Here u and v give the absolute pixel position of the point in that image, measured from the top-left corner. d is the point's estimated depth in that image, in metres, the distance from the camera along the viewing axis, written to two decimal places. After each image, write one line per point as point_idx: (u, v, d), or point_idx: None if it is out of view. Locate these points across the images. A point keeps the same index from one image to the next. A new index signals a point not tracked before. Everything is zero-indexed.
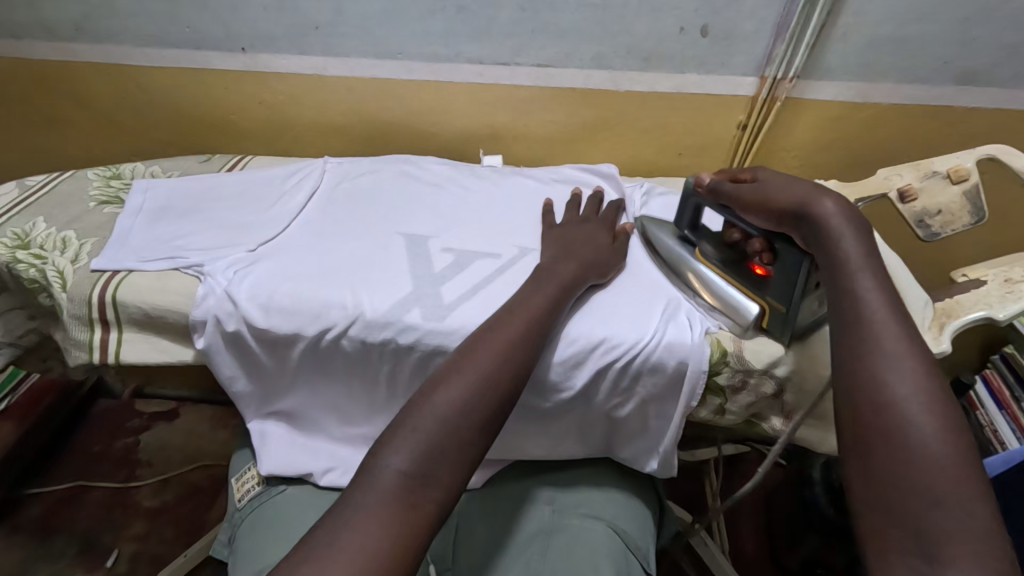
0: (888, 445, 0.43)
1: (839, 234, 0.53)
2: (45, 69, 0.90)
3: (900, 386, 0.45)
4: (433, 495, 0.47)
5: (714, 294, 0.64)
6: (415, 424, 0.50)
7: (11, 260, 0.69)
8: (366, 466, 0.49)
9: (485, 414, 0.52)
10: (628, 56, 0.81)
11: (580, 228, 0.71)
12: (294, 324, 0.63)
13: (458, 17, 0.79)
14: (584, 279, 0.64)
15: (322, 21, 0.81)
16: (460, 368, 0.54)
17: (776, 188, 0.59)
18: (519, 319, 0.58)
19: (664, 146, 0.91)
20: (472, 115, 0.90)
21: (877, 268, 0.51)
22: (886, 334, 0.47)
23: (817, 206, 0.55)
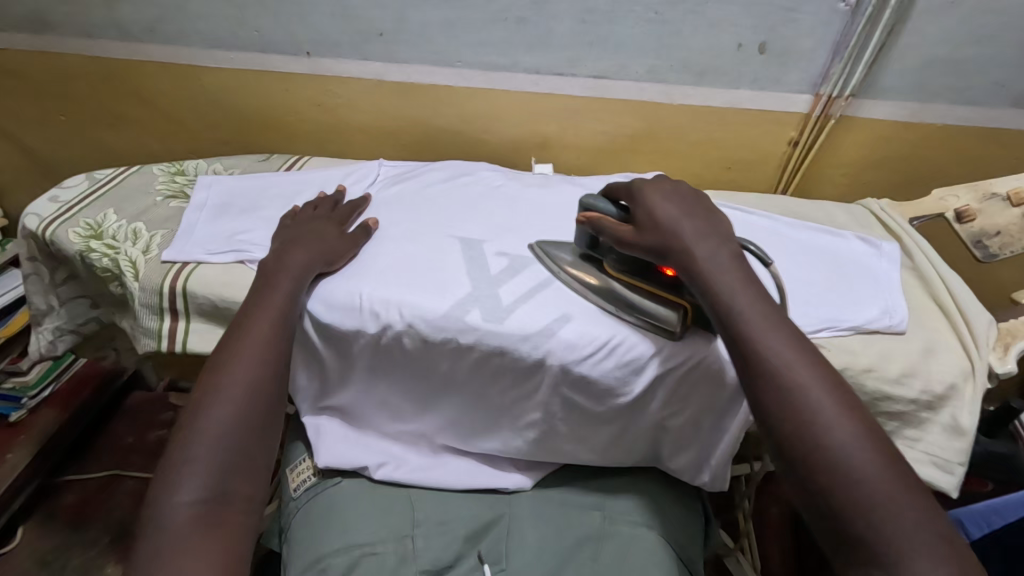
0: (823, 469, 0.43)
1: (714, 268, 0.54)
2: (114, 66, 0.93)
3: (819, 402, 0.45)
4: (238, 506, 0.50)
5: (635, 306, 0.62)
6: (189, 456, 0.51)
7: (86, 250, 0.72)
8: (152, 508, 0.48)
9: (247, 426, 0.54)
10: (682, 71, 0.82)
11: (310, 225, 0.72)
12: (356, 320, 0.64)
13: (517, 28, 0.81)
14: (313, 265, 0.66)
15: (386, 28, 0.83)
16: (221, 387, 0.55)
17: (653, 232, 0.58)
18: (263, 322, 0.60)
19: (714, 159, 0.91)
20: (524, 124, 0.91)
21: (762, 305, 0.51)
22: (772, 352, 0.48)
23: (690, 250, 0.55)
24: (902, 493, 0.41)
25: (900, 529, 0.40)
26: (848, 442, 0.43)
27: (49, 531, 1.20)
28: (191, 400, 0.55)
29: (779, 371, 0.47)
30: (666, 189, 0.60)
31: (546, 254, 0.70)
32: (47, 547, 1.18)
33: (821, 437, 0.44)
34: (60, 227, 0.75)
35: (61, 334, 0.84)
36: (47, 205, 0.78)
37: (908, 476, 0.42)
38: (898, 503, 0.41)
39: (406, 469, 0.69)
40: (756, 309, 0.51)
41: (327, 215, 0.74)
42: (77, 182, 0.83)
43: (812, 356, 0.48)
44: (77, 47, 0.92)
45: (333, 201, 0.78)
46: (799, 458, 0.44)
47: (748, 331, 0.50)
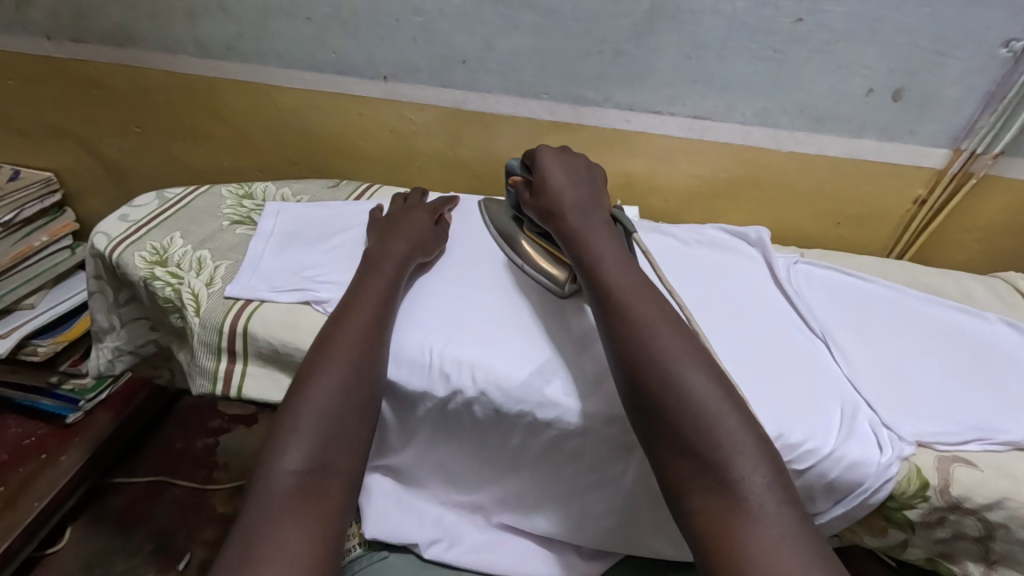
0: (671, 398, 0.47)
1: (588, 232, 0.61)
2: (191, 81, 0.91)
3: (669, 340, 0.50)
4: (337, 484, 0.49)
5: (537, 262, 0.67)
6: (296, 422, 0.50)
7: (149, 277, 0.69)
8: (259, 472, 0.48)
9: (357, 402, 0.53)
10: (797, 116, 0.73)
11: (403, 215, 0.73)
12: (425, 382, 0.58)
13: (614, 61, 0.74)
14: (411, 254, 0.66)
15: (470, 56, 0.78)
16: (329, 358, 0.55)
17: (546, 194, 0.65)
18: (364, 308, 0.59)
19: (821, 213, 0.81)
20: (609, 161, 0.83)
21: (664, 314, 0.53)
22: (631, 300, 0.54)
23: (568, 217, 0.63)
24: (733, 412, 0.47)
25: (734, 442, 0.45)
26: (692, 372, 0.48)
27: (95, 534, 1.19)
28: (300, 372, 0.55)
29: (632, 315, 0.53)
30: (572, 165, 0.68)
31: (487, 213, 0.76)
32: (92, 550, 1.17)
33: (672, 371, 0.48)
34: (127, 250, 0.73)
35: (119, 354, 0.82)
36: (116, 224, 0.76)
37: (738, 400, 0.48)
38: (731, 420, 0.46)
39: (459, 551, 0.62)
40: (620, 264, 0.58)
41: (420, 206, 0.75)
42: (147, 201, 0.81)
43: (663, 304, 0.54)
44: (158, 61, 0.91)
45: (420, 194, 0.80)
46: (652, 390, 0.48)
47: (649, 338, 0.51)
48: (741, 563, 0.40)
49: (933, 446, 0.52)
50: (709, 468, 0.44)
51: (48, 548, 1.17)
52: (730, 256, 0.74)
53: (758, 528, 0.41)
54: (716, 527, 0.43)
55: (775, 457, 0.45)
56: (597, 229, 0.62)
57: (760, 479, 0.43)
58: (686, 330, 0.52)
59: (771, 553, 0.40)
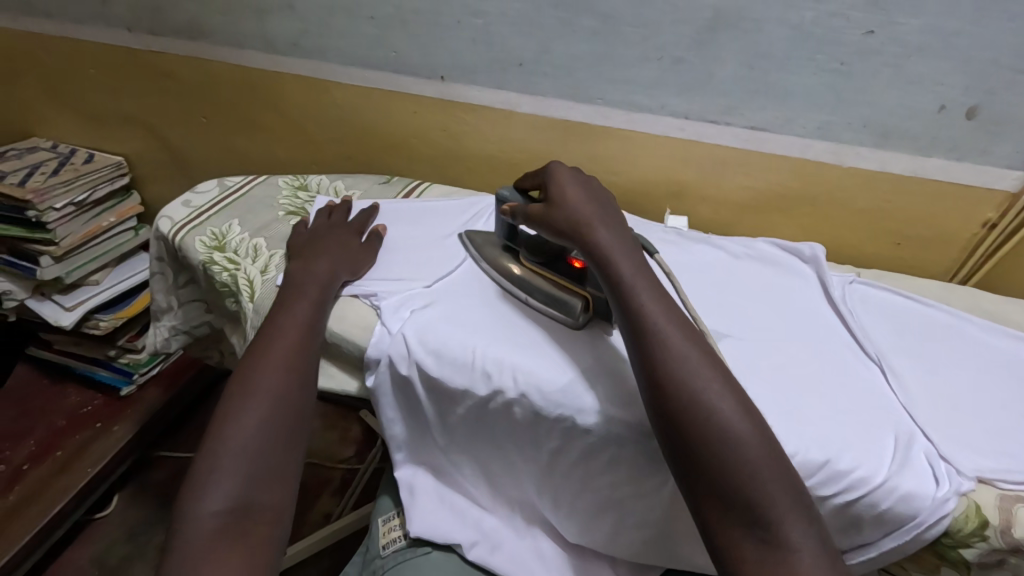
0: (720, 457, 0.46)
1: (616, 251, 0.56)
2: (256, 75, 0.95)
3: (711, 388, 0.48)
4: (263, 518, 0.51)
5: (543, 292, 0.64)
6: (215, 464, 0.51)
7: (208, 261, 0.73)
8: (180, 516, 0.49)
9: (280, 434, 0.54)
10: (861, 131, 0.71)
11: (325, 235, 0.73)
12: (467, 379, 0.59)
13: (672, 68, 0.73)
14: (336, 276, 0.67)
15: (527, 59, 0.78)
16: (251, 390, 0.55)
17: (560, 214, 0.60)
18: (290, 335, 0.60)
19: (879, 232, 0.79)
20: (658, 168, 0.82)
21: (693, 341, 0.51)
22: (667, 339, 0.51)
23: (597, 237, 0.57)
24: (773, 464, 0.46)
25: (768, 481, 0.45)
26: (740, 427, 0.47)
27: (140, 503, 1.26)
28: (223, 403, 0.56)
29: (672, 360, 0.50)
30: (580, 180, 0.62)
31: (469, 244, 0.73)
32: (136, 518, 1.23)
33: (716, 427, 0.47)
34: (189, 235, 0.76)
35: (175, 333, 0.86)
36: (180, 209, 0.80)
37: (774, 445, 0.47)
38: (764, 459, 0.46)
39: (500, 555, 0.62)
40: (654, 293, 0.54)
41: (342, 224, 0.75)
42: (209, 188, 0.85)
43: (694, 335, 0.52)
44: (227, 55, 0.95)
45: (343, 209, 0.79)
46: (695, 444, 0.47)
47: (681, 368, 0.49)
48: None
49: (995, 484, 0.50)
50: (756, 527, 0.44)
51: (96, 512, 1.23)
52: (783, 272, 0.72)
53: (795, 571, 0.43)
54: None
55: (808, 496, 0.46)
56: (623, 244, 0.57)
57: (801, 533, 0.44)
58: (715, 358, 0.51)
59: None
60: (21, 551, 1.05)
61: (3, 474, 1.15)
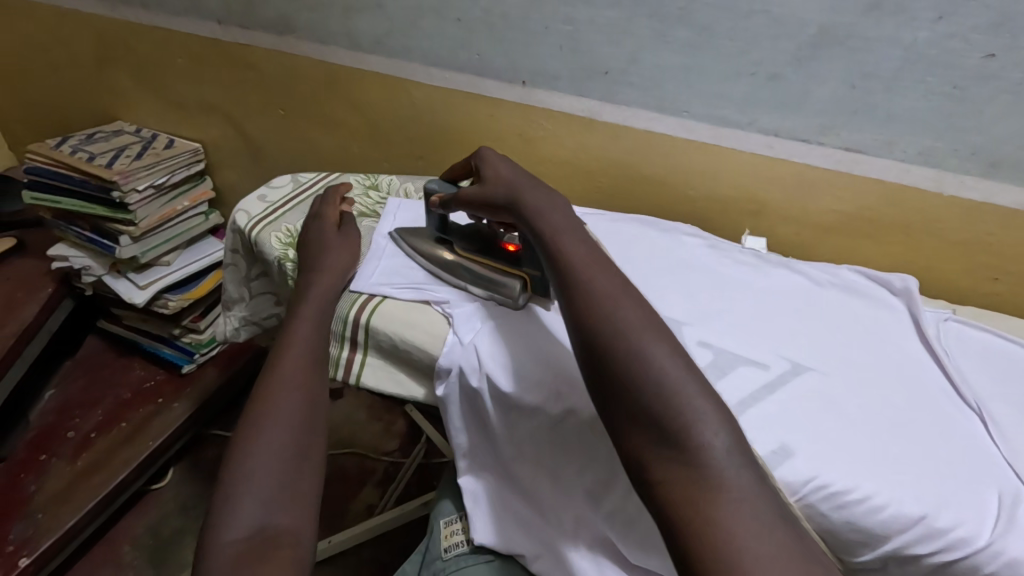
0: (627, 367, 0.43)
1: (544, 204, 0.57)
2: (337, 72, 0.96)
3: (624, 309, 0.47)
4: (286, 542, 0.46)
5: (481, 278, 0.67)
6: (233, 492, 0.48)
7: (284, 258, 0.75)
8: (200, 557, 0.45)
9: (297, 452, 0.52)
10: (969, 159, 0.67)
11: (309, 238, 0.73)
12: (541, 396, 0.58)
13: (767, 84, 0.71)
14: (331, 294, 0.67)
15: (613, 67, 0.77)
16: (265, 410, 0.54)
17: (492, 183, 0.62)
18: (296, 353, 0.59)
19: (975, 266, 0.74)
20: (739, 186, 0.80)
21: (610, 273, 0.50)
22: (578, 265, 0.51)
23: (522, 194, 0.59)
24: (688, 373, 0.43)
25: (693, 405, 0.41)
26: (647, 335, 0.45)
27: (193, 480, 1.30)
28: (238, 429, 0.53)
29: (588, 287, 0.49)
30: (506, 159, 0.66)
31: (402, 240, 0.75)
32: (189, 494, 1.28)
33: (621, 338, 0.45)
34: (264, 230, 0.78)
35: (243, 324, 0.88)
36: (256, 204, 0.81)
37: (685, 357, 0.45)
38: (689, 386, 0.42)
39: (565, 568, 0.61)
40: (571, 227, 0.55)
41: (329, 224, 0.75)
42: (283, 183, 0.87)
43: (616, 273, 0.51)
44: (310, 51, 0.97)
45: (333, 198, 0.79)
46: (614, 366, 0.44)
47: (600, 298, 0.48)
48: (710, 542, 0.36)
49: None
50: (668, 435, 0.41)
51: (153, 484, 1.29)
52: (870, 302, 0.69)
53: (723, 495, 0.38)
54: (681, 494, 0.39)
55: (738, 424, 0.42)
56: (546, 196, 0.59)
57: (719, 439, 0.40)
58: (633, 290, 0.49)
59: (734, 523, 0.36)
60: (85, 516, 1.10)
61: (72, 440, 1.21)
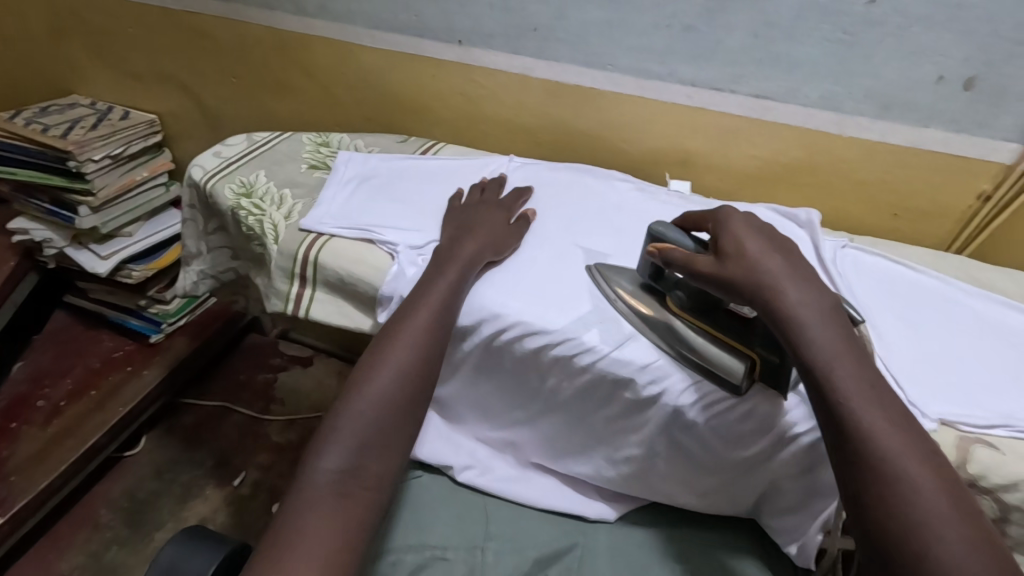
0: (899, 509, 0.44)
1: (790, 285, 0.53)
2: (286, 37, 0.99)
3: (876, 423, 0.47)
4: (366, 483, 0.53)
5: (706, 351, 0.58)
6: (337, 424, 0.55)
7: (236, 207, 0.78)
8: (302, 466, 0.53)
9: (399, 412, 0.57)
10: (863, 101, 0.73)
11: (480, 211, 0.72)
12: (476, 316, 0.64)
13: (682, 35, 0.76)
14: (482, 254, 0.66)
15: (542, 24, 0.82)
16: (378, 362, 0.58)
17: (743, 276, 0.54)
18: (423, 311, 0.61)
19: (878, 203, 0.81)
20: (668, 137, 0.85)
21: (862, 371, 0.49)
22: (839, 372, 0.49)
23: (786, 294, 0.52)
24: (954, 513, 0.44)
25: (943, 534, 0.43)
26: (898, 447, 0.46)
27: (165, 445, 1.33)
28: (355, 367, 0.59)
29: (841, 391, 0.49)
30: (754, 227, 0.58)
31: (599, 277, 0.66)
32: (162, 458, 1.31)
33: (876, 451, 0.46)
34: (219, 181, 0.81)
35: (203, 278, 0.93)
36: (211, 159, 0.85)
37: (960, 495, 0.45)
38: (943, 512, 0.44)
39: (490, 477, 0.69)
40: (815, 304, 0.52)
41: (494, 203, 0.74)
42: (237, 141, 0.90)
43: (869, 367, 0.50)
44: (259, 18, 0.99)
45: (496, 184, 0.78)
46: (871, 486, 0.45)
47: (856, 407, 0.48)
48: None
49: (956, 427, 0.54)
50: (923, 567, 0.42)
51: (126, 450, 1.31)
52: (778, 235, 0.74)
53: None
54: None
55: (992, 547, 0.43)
56: (800, 280, 0.54)
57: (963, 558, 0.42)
58: (884, 390, 0.49)
59: None
60: (58, 478, 1.14)
61: (43, 408, 1.24)
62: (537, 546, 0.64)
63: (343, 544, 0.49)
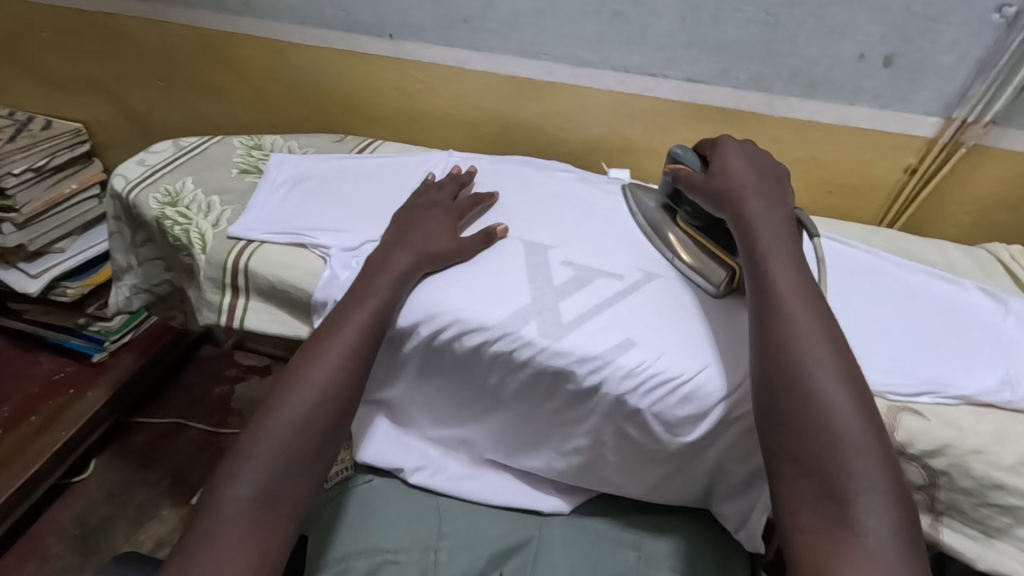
0: (788, 351, 0.50)
1: (749, 193, 0.61)
2: (211, 36, 0.96)
3: (788, 293, 0.54)
4: (280, 512, 0.52)
5: (693, 259, 0.66)
6: (254, 450, 0.53)
7: (161, 216, 0.75)
8: (209, 495, 0.51)
9: (320, 435, 0.55)
10: (791, 81, 0.74)
11: (421, 217, 0.70)
12: (414, 317, 0.62)
13: (612, 22, 0.76)
14: (415, 270, 0.64)
15: (472, 15, 0.80)
16: (298, 385, 0.56)
17: (723, 186, 0.63)
18: (348, 330, 0.59)
19: (814, 181, 0.82)
20: (606, 124, 0.85)
21: (785, 252, 0.57)
22: (770, 256, 0.56)
23: (749, 202, 0.61)
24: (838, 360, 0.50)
25: (824, 375, 0.49)
26: (803, 312, 0.52)
27: (116, 467, 1.27)
28: (275, 387, 0.57)
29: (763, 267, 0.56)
30: (748, 153, 0.66)
31: (631, 198, 0.76)
32: (113, 481, 1.25)
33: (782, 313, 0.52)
34: (143, 191, 0.78)
35: (136, 292, 0.88)
36: (134, 168, 0.81)
37: (848, 355, 0.51)
38: (828, 361, 0.50)
39: (442, 477, 0.68)
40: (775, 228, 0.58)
41: (445, 206, 0.72)
42: (163, 148, 0.86)
43: (793, 255, 0.57)
44: (181, 17, 0.95)
45: (455, 184, 0.76)
46: (775, 339, 0.51)
47: (772, 278, 0.55)
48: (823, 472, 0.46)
49: (885, 396, 0.55)
50: (798, 394, 0.48)
51: (73, 476, 1.25)
52: None
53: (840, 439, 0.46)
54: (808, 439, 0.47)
55: (866, 393, 0.49)
56: (764, 194, 0.62)
57: (861, 449, 0.46)
58: (803, 271, 0.56)
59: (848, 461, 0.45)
60: None
61: None
62: (491, 543, 0.63)
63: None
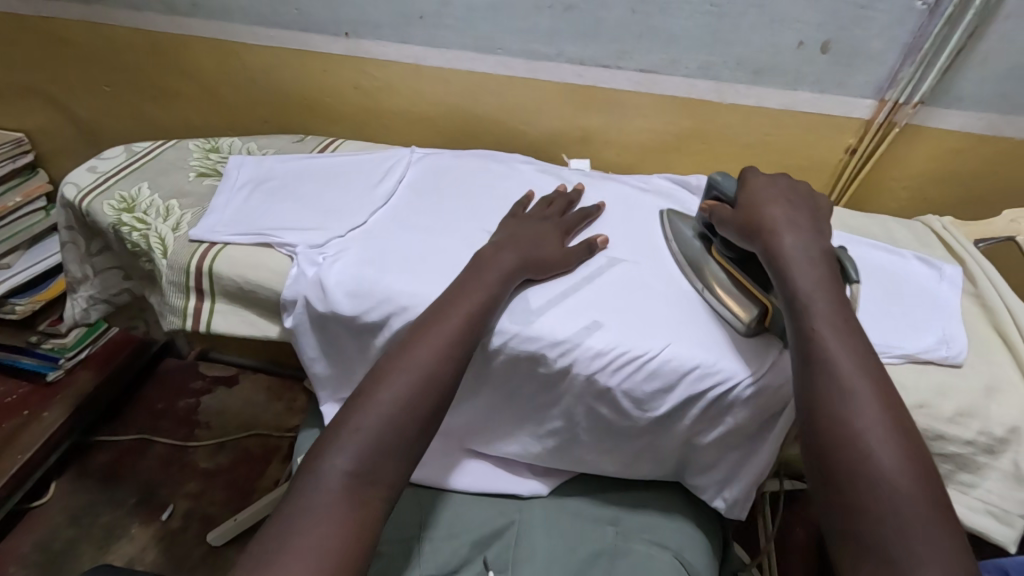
0: (835, 416, 0.47)
1: (787, 236, 0.57)
2: (159, 40, 0.93)
3: (838, 353, 0.49)
4: (378, 491, 0.49)
5: (722, 292, 0.63)
6: (358, 424, 0.51)
7: (117, 223, 0.73)
8: (308, 465, 0.49)
9: (428, 412, 0.53)
10: (737, 69, 0.78)
11: (533, 227, 0.69)
12: (384, 311, 0.62)
13: (564, 15, 0.78)
14: (522, 268, 0.64)
15: (427, 11, 0.81)
16: (404, 362, 0.54)
17: (751, 217, 0.60)
18: (457, 315, 0.57)
19: (763, 165, 0.86)
20: (564, 115, 0.87)
21: (834, 310, 0.51)
22: (816, 309, 0.51)
23: (781, 238, 0.57)
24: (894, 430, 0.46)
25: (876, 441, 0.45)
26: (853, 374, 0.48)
27: (79, 487, 1.23)
28: (381, 362, 0.55)
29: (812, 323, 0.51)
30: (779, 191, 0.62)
31: (668, 224, 0.72)
32: (77, 502, 1.21)
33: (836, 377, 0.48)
34: (96, 198, 0.76)
35: (94, 303, 0.85)
36: (85, 175, 0.79)
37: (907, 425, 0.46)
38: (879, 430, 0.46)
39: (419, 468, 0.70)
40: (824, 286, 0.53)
41: (556, 219, 0.71)
42: (115, 153, 0.84)
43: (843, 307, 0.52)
44: (126, 20, 0.93)
45: (563, 202, 0.74)
46: (821, 405, 0.48)
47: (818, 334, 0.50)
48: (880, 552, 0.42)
49: None
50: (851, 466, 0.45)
51: (33, 501, 1.20)
52: (674, 203, 0.78)
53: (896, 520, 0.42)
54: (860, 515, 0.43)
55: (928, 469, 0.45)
56: (797, 226, 0.58)
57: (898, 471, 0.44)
58: (856, 329, 0.51)
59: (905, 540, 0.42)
60: None
61: None
62: (472, 530, 0.65)
63: (344, 557, 0.45)
